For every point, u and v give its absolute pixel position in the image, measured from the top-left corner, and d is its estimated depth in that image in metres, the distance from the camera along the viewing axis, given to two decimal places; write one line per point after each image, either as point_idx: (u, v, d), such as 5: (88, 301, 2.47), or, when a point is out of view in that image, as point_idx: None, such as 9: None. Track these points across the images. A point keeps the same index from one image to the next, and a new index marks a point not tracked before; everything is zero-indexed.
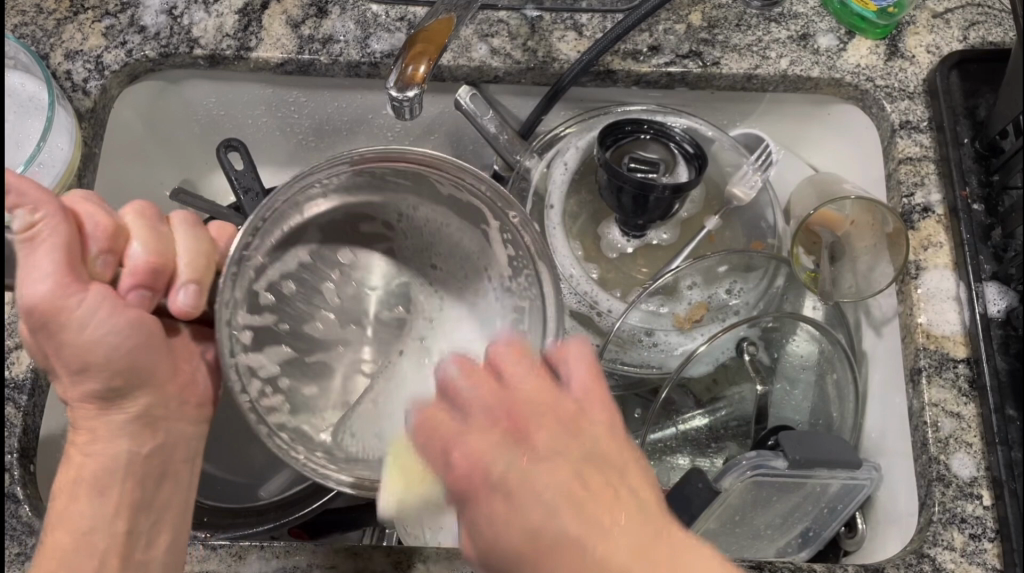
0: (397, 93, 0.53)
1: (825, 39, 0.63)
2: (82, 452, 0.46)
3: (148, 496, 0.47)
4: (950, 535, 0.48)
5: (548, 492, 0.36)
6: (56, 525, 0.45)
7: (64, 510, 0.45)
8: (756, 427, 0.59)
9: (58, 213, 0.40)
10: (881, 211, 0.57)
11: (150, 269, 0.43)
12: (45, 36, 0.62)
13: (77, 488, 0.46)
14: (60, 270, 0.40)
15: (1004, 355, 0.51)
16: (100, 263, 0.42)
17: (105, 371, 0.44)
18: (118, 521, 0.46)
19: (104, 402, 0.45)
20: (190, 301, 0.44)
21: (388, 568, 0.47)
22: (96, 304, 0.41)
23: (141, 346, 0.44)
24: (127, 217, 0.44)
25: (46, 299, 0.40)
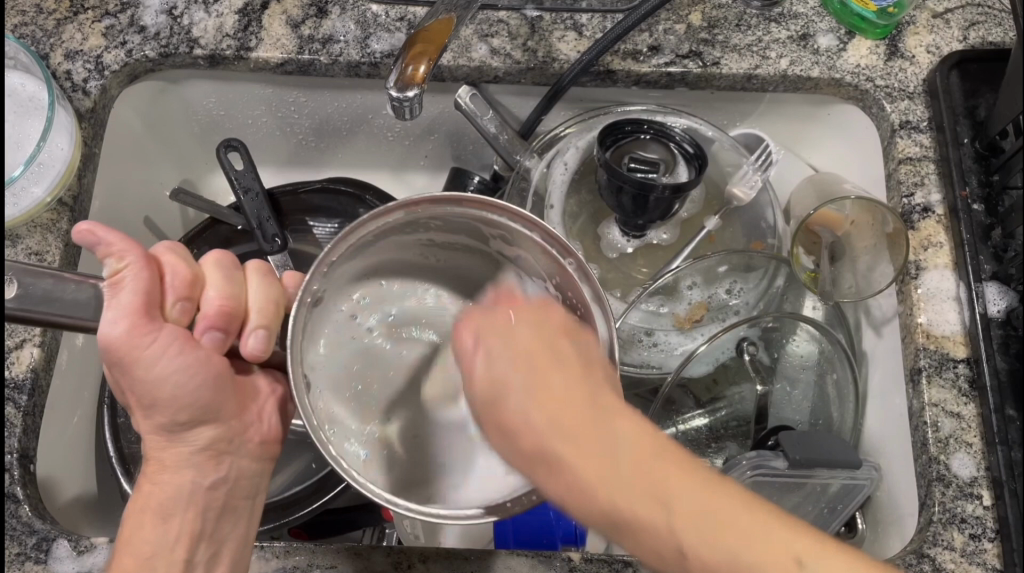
0: (397, 93, 0.53)
1: (825, 39, 0.63)
2: (151, 482, 0.45)
3: (209, 530, 0.45)
4: (950, 535, 0.48)
5: (589, 467, 0.36)
6: (123, 547, 0.44)
7: (130, 535, 0.44)
8: (756, 427, 0.59)
9: (137, 260, 0.40)
10: (880, 211, 0.57)
11: (224, 312, 0.43)
12: (45, 36, 0.62)
13: (140, 516, 0.44)
14: (134, 314, 0.39)
15: (1004, 355, 0.51)
16: (177, 308, 0.42)
17: (172, 407, 0.43)
18: (177, 549, 0.44)
19: (171, 437, 0.44)
20: (260, 346, 0.44)
21: (388, 568, 0.47)
22: (169, 344, 0.41)
23: (212, 388, 0.43)
24: (205, 265, 0.45)
25: (120, 339, 0.39)
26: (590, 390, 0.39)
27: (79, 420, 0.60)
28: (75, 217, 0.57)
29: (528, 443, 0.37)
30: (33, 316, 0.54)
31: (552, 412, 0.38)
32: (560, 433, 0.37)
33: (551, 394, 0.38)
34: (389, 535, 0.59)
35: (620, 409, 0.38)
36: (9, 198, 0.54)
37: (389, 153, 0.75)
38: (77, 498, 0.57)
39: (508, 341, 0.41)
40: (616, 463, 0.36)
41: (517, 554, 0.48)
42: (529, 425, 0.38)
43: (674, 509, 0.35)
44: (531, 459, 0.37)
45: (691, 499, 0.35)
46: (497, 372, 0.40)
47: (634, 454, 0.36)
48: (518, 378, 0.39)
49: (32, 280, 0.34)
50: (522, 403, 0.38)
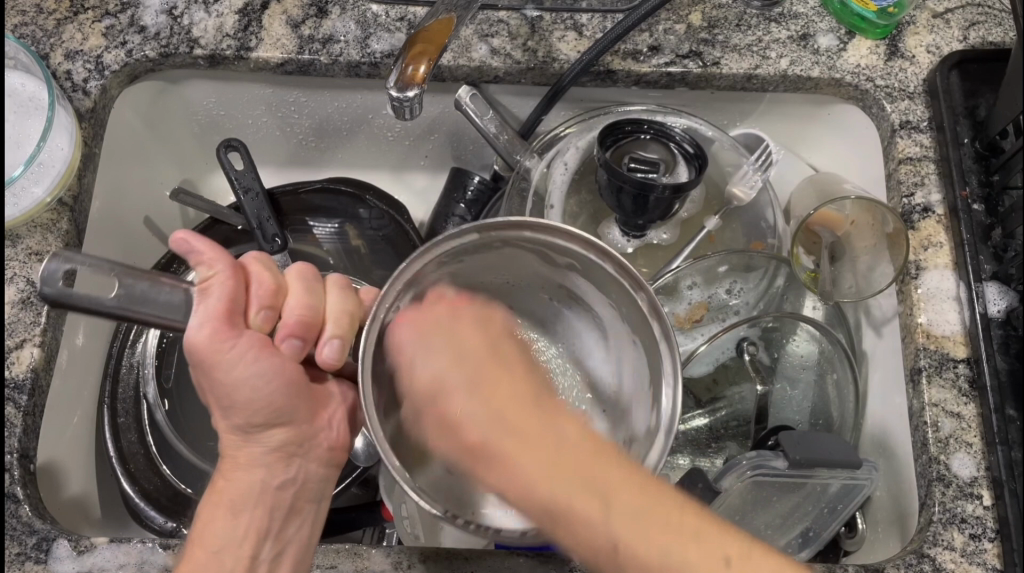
0: (398, 93, 0.53)
1: (825, 39, 0.63)
2: (226, 477, 0.45)
3: (275, 529, 0.45)
4: (950, 535, 0.48)
5: (535, 467, 0.39)
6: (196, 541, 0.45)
7: (203, 528, 0.44)
8: (756, 427, 0.58)
9: (224, 267, 0.41)
10: (881, 211, 0.57)
11: (307, 320, 0.44)
12: (45, 35, 0.62)
13: (214, 510, 0.45)
14: (218, 319, 0.40)
15: (1004, 355, 0.51)
16: (260, 316, 0.43)
17: (246, 410, 0.43)
18: (245, 545, 0.45)
19: (246, 436, 0.45)
20: (336, 355, 0.45)
21: (388, 568, 0.47)
22: (252, 349, 0.42)
23: (287, 392, 0.44)
24: (289, 276, 0.45)
25: (206, 342, 0.40)
26: (530, 408, 0.42)
27: (79, 420, 0.60)
28: (76, 217, 0.57)
29: (468, 442, 0.41)
30: (34, 316, 0.54)
31: (500, 425, 0.41)
32: (505, 430, 0.40)
33: (500, 394, 0.42)
34: (390, 535, 0.60)
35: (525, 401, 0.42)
36: (9, 198, 0.54)
37: (388, 153, 0.75)
38: (77, 499, 0.57)
39: (449, 349, 0.45)
40: (540, 453, 0.39)
41: (516, 554, 0.48)
42: (471, 428, 0.41)
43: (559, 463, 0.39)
44: (471, 458, 0.41)
45: (555, 455, 0.39)
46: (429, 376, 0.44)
47: (542, 429, 0.40)
48: (461, 382, 0.43)
49: (132, 283, 0.36)
50: (474, 413, 0.42)
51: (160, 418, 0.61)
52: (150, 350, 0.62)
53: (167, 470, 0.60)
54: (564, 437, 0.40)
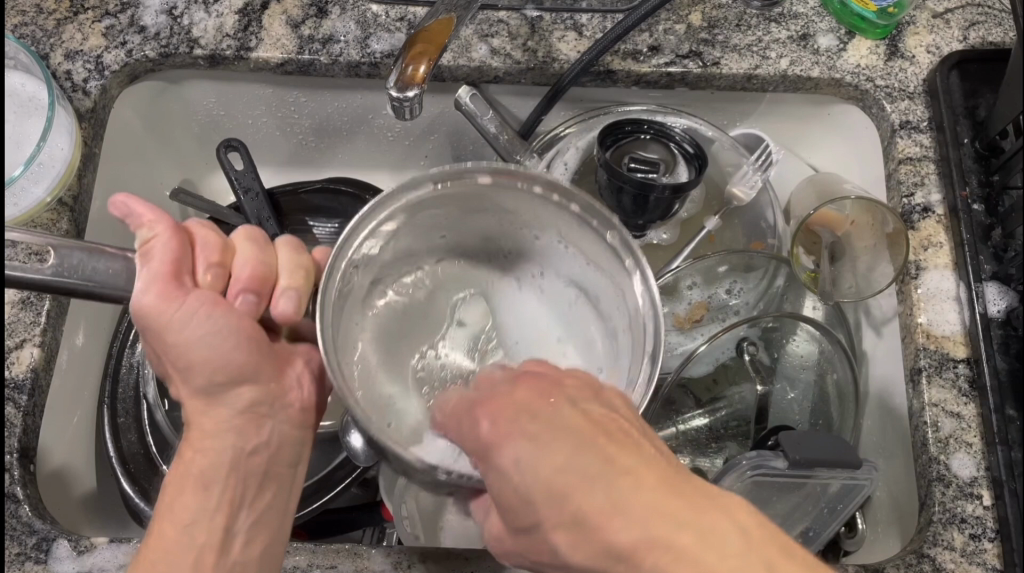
0: (397, 93, 0.53)
1: (825, 39, 0.63)
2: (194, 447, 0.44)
3: (249, 498, 0.45)
4: (950, 535, 0.48)
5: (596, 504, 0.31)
6: (164, 518, 0.44)
7: (172, 502, 0.44)
8: (756, 427, 0.59)
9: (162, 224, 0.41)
10: (881, 212, 0.57)
11: (262, 271, 0.43)
12: (46, 36, 0.62)
13: (180, 482, 0.44)
14: (160, 278, 0.40)
15: (1004, 355, 0.51)
16: (209, 275, 0.43)
17: (207, 367, 0.43)
18: (218, 516, 0.44)
19: (210, 400, 0.45)
20: (292, 307, 0.43)
21: (388, 568, 0.47)
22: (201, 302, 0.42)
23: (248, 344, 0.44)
24: (238, 238, 0.45)
25: (151, 307, 0.40)
26: (613, 456, 0.32)
27: (79, 420, 0.60)
28: (75, 217, 0.57)
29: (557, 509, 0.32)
30: (34, 316, 0.54)
31: (587, 480, 0.32)
32: (580, 487, 0.32)
33: (599, 505, 0.31)
34: (390, 534, 0.59)
35: (609, 481, 0.32)
36: (9, 198, 0.54)
37: (389, 153, 0.75)
38: (76, 500, 0.57)
39: (541, 467, 0.33)
40: (625, 514, 0.31)
41: None
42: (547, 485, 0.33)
43: (670, 558, 0.30)
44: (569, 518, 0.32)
45: (656, 522, 0.31)
46: (557, 478, 0.32)
47: (626, 509, 0.31)
48: (563, 515, 0.32)
49: (66, 253, 0.36)
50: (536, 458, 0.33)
51: (160, 418, 0.61)
52: None
53: (167, 470, 0.60)
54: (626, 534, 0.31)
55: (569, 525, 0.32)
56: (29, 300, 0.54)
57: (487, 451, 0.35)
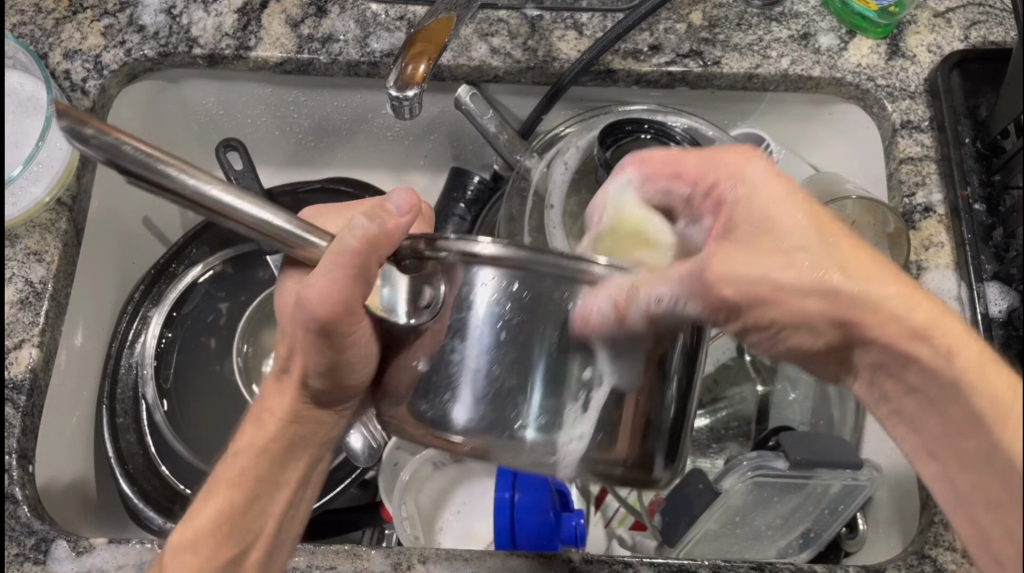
0: (397, 92, 0.53)
1: (825, 39, 0.63)
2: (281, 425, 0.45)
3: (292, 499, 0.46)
4: (951, 535, 0.48)
5: (891, 287, 0.34)
6: (227, 484, 0.44)
7: (240, 472, 0.44)
8: (756, 427, 0.59)
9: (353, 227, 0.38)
10: (882, 211, 0.57)
11: (393, 204, 0.38)
12: (44, 35, 0.62)
13: (250, 454, 0.44)
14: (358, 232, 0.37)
15: (1005, 356, 0.51)
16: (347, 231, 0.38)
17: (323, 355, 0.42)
18: (271, 510, 0.45)
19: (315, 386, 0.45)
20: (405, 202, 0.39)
21: (388, 568, 0.47)
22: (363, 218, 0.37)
23: (354, 274, 0.38)
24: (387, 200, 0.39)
25: (362, 243, 0.37)
26: (854, 255, 0.36)
27: (79, 420, 0.59)
28: (74, 217, 0.57)
29: (767, 244, 0.37)
30: (33, 316, 0.54)
31: (811, 250, 0.36)
32: (824, 254, 0.36)
33: (853, 255, 0.36)
34: (389, 535, 0.58)
35: (826, 238, 0.36)
36: (8, 198, 0.54)
37: (388, 153, 0.75)
38: (76, 500, 0.57)
39: (769, 213, 0.37)
40: (864, 280, 0.35)
41: (517, 555, 0.48)
42: (784, 253, 0.36)
43: (945, 344, 0.33)
44: (771, 287, 0.36)
45: (932, 327, 0.33)
46: (759, 209, 0.37)
47: (883, 294, 0.34)
48: (801, 237, 0.36)
49: (168, 171, 0.29)
50: (802, 246, 0.36)
51: (160, 419, 0.61)
52: (150, 351, 0.62)
53: (167, 471, 0.60)
54: (886, 292, 0.34)
55: (766, 241, 0.37)
56: (27, 300, 0.54)
57: (717, 205, 0.39)
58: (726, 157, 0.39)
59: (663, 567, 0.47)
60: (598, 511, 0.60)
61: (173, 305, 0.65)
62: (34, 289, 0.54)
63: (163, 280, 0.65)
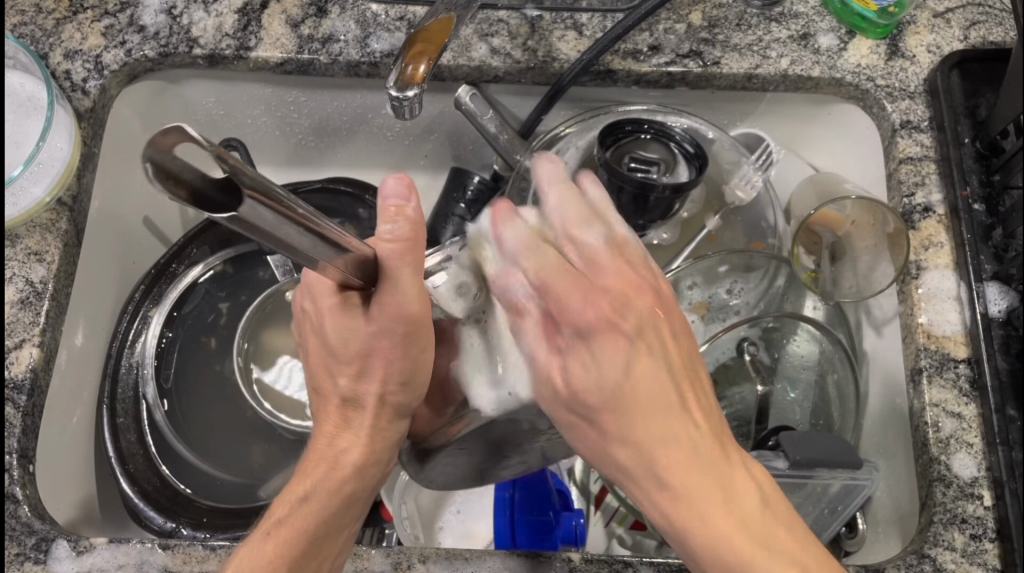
0: (397, 93, 0.53)
1: (825, 39, 0.63)
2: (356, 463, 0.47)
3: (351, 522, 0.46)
4: (950, 535, 0.48)
5: (660, 391, 0.39)
6: (286, 521, 0.44)
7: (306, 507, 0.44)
8: (756, 427, 0.58)
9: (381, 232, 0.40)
10: (881, 211, 0.57)
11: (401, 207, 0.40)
12: (45, 35, 0.62)
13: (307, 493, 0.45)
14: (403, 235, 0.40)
15: (1004, 355, 0.51)
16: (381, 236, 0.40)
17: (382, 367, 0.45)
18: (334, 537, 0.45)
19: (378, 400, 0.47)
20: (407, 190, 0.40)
21: (388, 568, 0.47)
22: (397, 224, 0.40)
23: (412, 270, 0.41)
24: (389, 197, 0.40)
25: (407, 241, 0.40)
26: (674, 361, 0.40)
27: (79, 420, 0.59)
28: (75, 217, 0.57)
29: (599, 390, 0.39)
30: (33, 316, 0.54)
31: (656, 369, 0.40)
32: (624, 362, 0.39)
33: (645, 397, 0.39)
34: (390, 535, 0.56)
35: (679, 355, 0.41)
36: (8, 198, 0.54)
37: (388, 153, 0.75)
38: (76, 500, 0.57)
39: (606, 294, 0.41)
40: (664, 412, 0.39)
41: (517, 554, 0.48)
42: (618, 366, 0.39)
43: (671, 441, 0.38)
44: (611, 401, 0.39)
45: (685, 457, 0.38)
46: (609, 303, 0.40)
47: (673, 436, 0.38)
48: (619, 378, 0.39)
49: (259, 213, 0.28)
50: (615, 356, 0.40)
51: (160, 418, 0.61)
52: (150, 351, 0.63)
53: (167, 471, 0.60)
54: (653, 425, 0.39)
55: (608, 330, 0.40)
56: (28, 301, 0.54)
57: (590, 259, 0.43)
58: (572, 274, 0.41)
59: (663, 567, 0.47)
60: (597, 511, 0.61)
61: (173, 305, 0.65)
62: (34, 289, 0.54)
63: (164, 280, 0.65)
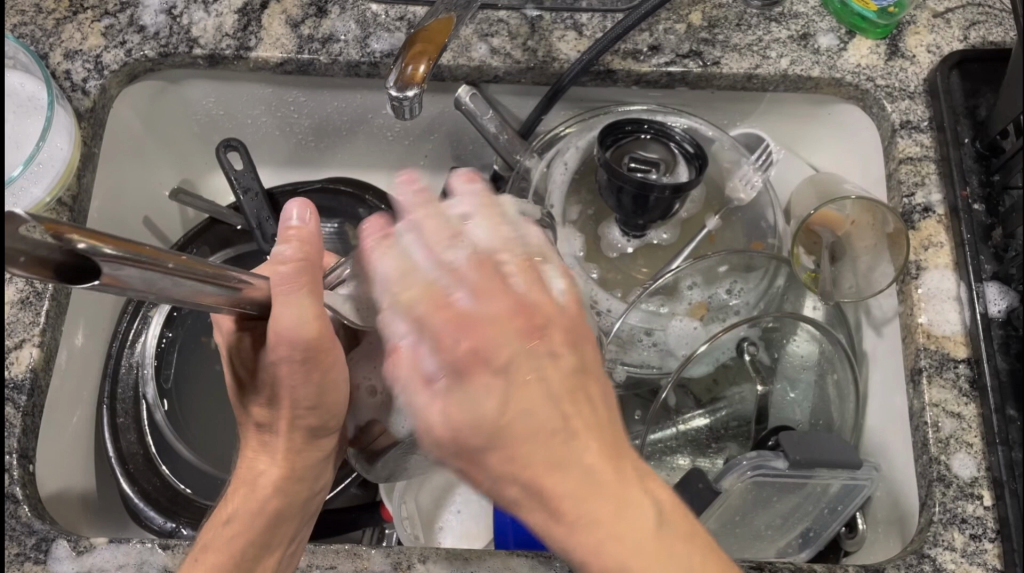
0: (397, 92, 0.53)
1: (825, 39, 0.63)
2: (272, 485, 0.47)
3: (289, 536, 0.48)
4: (950, 535, 0.48)
5: (547, 411, 0.34)
6: (212, 547, 0.45)
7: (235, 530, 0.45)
8: (756, 427, 0.59)
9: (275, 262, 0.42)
10: (881, 211, 0.58)
11: (299, 237, 0.43)
12: (45, 35, 0.62)
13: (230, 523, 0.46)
14: (296, 255, 0.42)
15: (1004, 355, 0.51)
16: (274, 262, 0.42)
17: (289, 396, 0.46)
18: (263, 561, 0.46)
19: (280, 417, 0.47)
20: (304, 215, 0.44)
21: (388, 568, 0.47)
22: (288, 242, 0.42)
23: (306, 291, 0.42)
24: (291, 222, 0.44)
25: (294, 264, 0.42)
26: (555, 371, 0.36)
27: (79, 420, 0.60)
28: (75, 217, 0.57)
29: (475, 432, 0.34)
30: (34, 316, 0.54)
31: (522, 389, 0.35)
32: (496, 391, 0.35)
33: (538, 408, 0.35)
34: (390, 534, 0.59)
35: (566, 373, 0.36)
36: (9, 198, 0.54)
37: (388, 153, 0.75)
38: (75, 501, 0.57)
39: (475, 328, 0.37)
40: (547, 437, 0.34)
41: (517, 554, 0.48)
42: (495, 399, 0.35)
43: (556, 470, 0.33)
44: (491, 433, 0.34)
45: (573, 470, 0.33)
46: (472, 339, 0.36)
47: (558, 462, 0.33)
48: (509, 380, 0.35)
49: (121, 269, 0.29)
50: (486, 390, 0.35)
51: (160, 418, 0.61)
52: (150, 351, 0.63)
53: (167, 471, 0.60)
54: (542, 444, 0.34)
55: (476, 365, 0.36)
56: (27, 301, 0.54)
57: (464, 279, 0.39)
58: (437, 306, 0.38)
59: None
60: None
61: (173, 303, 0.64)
62: (35, 289, 0.54)
63: None
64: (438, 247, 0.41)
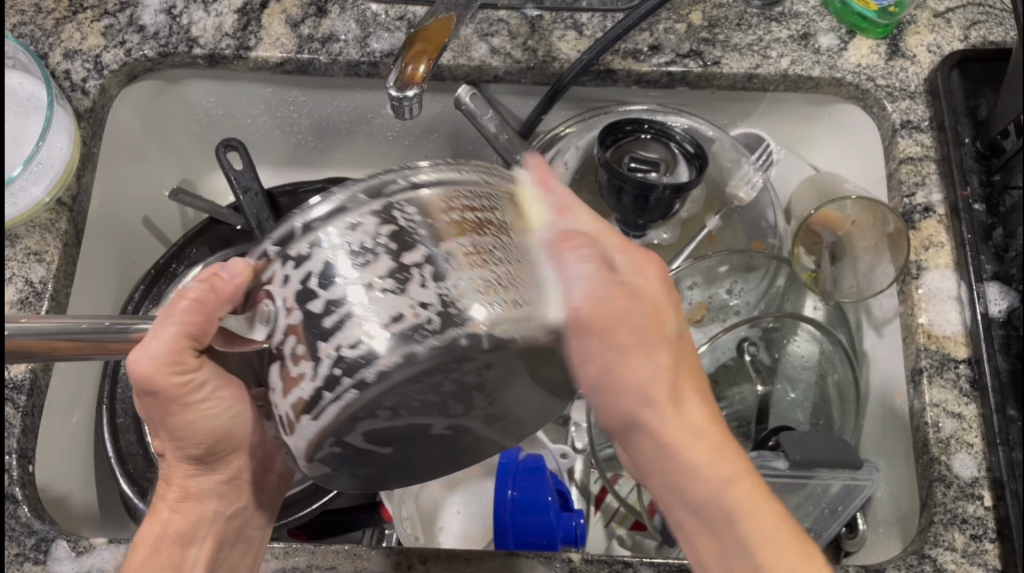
0: (397, 92, 0.53)
1: (825, 39, 0.63)
2: (171, 508, 0.46)
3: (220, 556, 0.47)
4: (951, 535, 0.48)
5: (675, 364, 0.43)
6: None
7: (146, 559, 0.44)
8: (756, 427, 0.58)
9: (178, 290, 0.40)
10: (881, 212, 0.58)
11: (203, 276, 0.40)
12: (45, 35, 0.62)
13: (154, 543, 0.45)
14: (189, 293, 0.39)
15: (1005, 355, 0.51)
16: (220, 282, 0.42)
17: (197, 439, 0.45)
18: None
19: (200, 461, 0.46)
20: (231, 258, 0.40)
21: (388, 568, 0.47)
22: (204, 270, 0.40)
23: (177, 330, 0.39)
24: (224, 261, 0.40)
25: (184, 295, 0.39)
26: (676, 334, 0.44)
27: (78, 419, 0.60)
28: (74, 217, 0.57)
29: (619, 350, 0.42)
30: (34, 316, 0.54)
31: (655, 334, 0.43)
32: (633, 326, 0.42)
33: (683, 373, 0.43)
34: (389, 535, 0.58)
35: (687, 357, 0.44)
36: (8, 198, 0.54)
37: (388, 153, 0.75)
38: (76, 502, 0.57)
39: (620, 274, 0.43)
40: (679, 376, 0.43)
41: (517, 554, 0.48)
42: (635, 330, 0.42)
43: (680, 409, 0.42)
44: (629, 350, 0.42)
45: (699, 438, 0.41)
46: (619, 285, 0.42)
47: (684, 400, 0.42)
48: (659, 338, 0.43)
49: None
50: (635, 322, 0.42)
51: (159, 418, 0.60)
52: None
53: None
54: (657, 380, 0.42)
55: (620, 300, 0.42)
56: (27, 301, 0.54)
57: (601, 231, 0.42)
58: (592, 250, 0.41)
59: (663, 567, 0.47)
60: (597, 512, 0.61)
61: None
62: (34, 289, 0.54)
63: (164, 280, 0.65)
64: (566, 200, 0.41)
